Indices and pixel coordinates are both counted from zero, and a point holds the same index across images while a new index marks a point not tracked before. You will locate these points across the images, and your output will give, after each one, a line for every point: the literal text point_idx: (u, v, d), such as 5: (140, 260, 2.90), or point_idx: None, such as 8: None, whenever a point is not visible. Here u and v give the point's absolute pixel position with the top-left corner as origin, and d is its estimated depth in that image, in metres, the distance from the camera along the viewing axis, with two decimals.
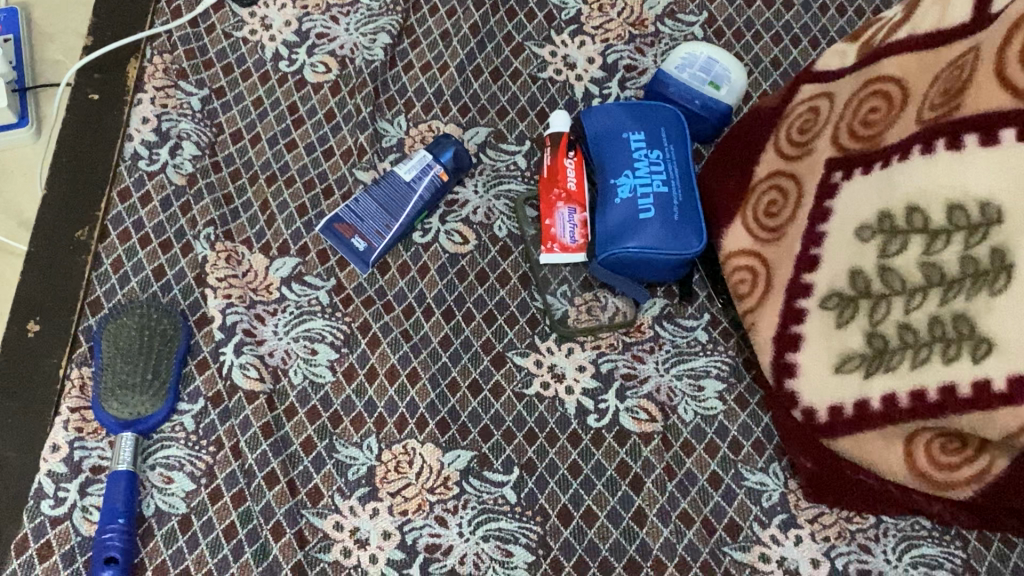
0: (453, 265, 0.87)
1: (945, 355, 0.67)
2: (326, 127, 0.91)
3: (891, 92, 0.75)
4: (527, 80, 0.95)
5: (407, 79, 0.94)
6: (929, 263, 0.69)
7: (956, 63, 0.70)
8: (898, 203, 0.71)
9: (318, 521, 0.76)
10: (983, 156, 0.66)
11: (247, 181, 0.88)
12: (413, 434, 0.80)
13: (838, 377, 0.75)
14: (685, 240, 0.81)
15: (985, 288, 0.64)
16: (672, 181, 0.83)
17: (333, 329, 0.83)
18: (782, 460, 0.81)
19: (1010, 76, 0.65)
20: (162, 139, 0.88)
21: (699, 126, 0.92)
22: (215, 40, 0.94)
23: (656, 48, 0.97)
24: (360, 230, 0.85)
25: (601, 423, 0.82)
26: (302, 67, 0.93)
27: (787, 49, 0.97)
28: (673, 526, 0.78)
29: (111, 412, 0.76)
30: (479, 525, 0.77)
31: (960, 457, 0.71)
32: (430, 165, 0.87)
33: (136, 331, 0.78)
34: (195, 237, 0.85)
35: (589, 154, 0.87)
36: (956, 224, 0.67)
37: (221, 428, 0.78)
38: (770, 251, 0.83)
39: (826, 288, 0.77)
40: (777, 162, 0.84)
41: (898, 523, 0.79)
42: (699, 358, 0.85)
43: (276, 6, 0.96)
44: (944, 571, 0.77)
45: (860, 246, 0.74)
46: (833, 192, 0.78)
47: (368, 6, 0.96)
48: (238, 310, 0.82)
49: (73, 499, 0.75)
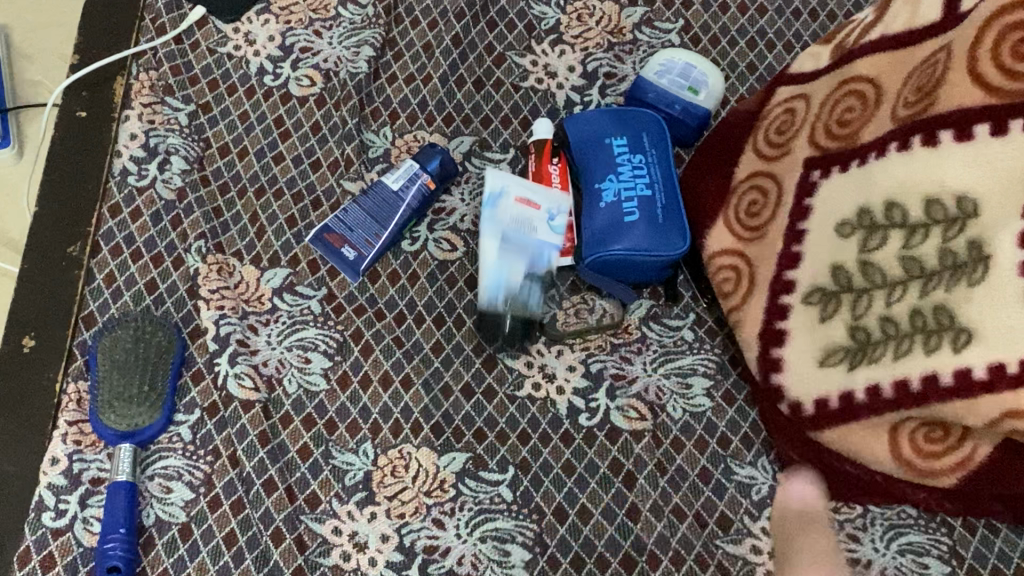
0: (443, 272, 0.89)
1: (927, 346, 0.69)
2: (313, 140, 0.92)
3: (865, 91, 0.78)
4: (509, 89, 0.97)
5: (391, 90, 0.95)
6: (908, 256, 0.71)
7: (928, 61, 0.73)
8: (877, 199, 0.73)
9: (317, 526, 0.77)
10: (959, 152, 0.68)
11: (236, 194, 0.89)
12: (408, 439, 0.81)
13: (823, 371, 0.77)
14: (671, 241, 0.83)
15: (964, 279, 0.67)
16: (656, 184, 0.85)
17: (326, 336, 0.84)
18: (770, 453, 0.83)
19: (982, 72, 0.67)
20: (150, 155, 0.89)
21: (680, 130, 0.94)
22: (201, 56, 0.95)
23: (634, 55, 0.99)
24: (350, 240, 0.87)
25: (592, 422, 0.83)
26: (288, 81, 0.95)
27: (762, 53, 0.99)
28: (666, 520, 0.80)
29: (110, 425, 0.77)
30: (477, 526, 0.78)
31: (943, 445, 0.73)
32: (417, 174, 0.89)
33: (131, 344, 0.80)
34: (187, 250, 0.86)
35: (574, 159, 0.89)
36: (934, 218, 0.69)
37: (218, 437, 0.79)
38: (752, 250, 0.85)
39: (809, 284, 0.78)
40: (756, 164, 0.86)
41: (886, 512, 0.80)
42: (686, 357, 0.86)
43: (260, 22, 0.97)
44: (931, 558, 0.78)
45: (841, 242, 0.76)
46: (812, 191, 0.80)
47: (351, 19, 0.98)
48: (232, 320, 0.84)
49: (74, 510, 0.76)
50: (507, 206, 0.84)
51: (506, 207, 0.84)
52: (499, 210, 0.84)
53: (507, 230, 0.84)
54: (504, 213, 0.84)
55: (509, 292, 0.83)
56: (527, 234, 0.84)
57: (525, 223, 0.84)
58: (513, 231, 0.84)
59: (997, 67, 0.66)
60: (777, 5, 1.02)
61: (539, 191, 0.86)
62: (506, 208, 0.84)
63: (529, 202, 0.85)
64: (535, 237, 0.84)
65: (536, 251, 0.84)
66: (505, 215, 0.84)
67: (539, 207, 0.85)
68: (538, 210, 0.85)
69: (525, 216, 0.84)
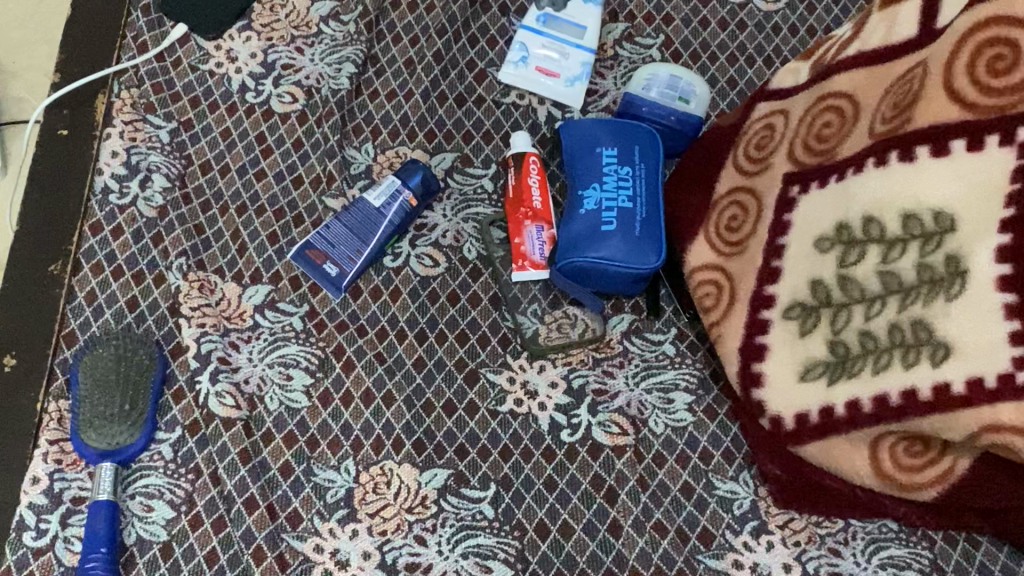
0: (425, 288, 0.89)
1: (905, 360, 0.70)
2: (294, 156, 0.92)
3: (843, 107, 0.78)
4: (491, 105, 0.98)
5: (373, 107, 0.96)
6: (886, 271, 0.72)
7: (905, 77, 0.73)
8: (855, 214, 0.74)
9: (298, 544, 0.77)
10: (936, 168, 0.68)
11: (217, 212, 0.89)
12: (389, 455, 0.81)
13: (803, 385, 0.77)
14: (645, 255, 0.83)
15: (941, 294, 0.67)
16: (638, 198, 0.86)
17: (307, 354, 0.84)
18: (751, 468, 0.83)
19: (957, 88, 0.68)
20: (132, 172, 0.89)
21: (674, 140, 0.95)
22: (182, 73, 0.95)
23: (616, 71, 1.00)
24: (332, 256, 0.87)
25: (574, 437, 0.83)
26: (269, 98, 0.95)
27: (743, 68, 1.00)
28: (648, 536, 0.80)
29: (91, 444, 0.77)
30: (458, 543, 0.78)
31: (923, 459, 0.74)
32: (398, 191, 0.89)
33: (112, 362, 0.80)
34: (168, 268, 0.86)
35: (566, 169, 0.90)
36: (912, 233, 0.70)
37: (198, 456, 0.79)
38: (733, 265, 0.85)
39: (788, 299, 0.79)
40: (736, 179, 0.87)
41: (867, 526, 0.80)
42: (668, 371, 0.87)
43: (242, 39, 0.97)
44: (912, 571, 0.78)
45: (820, 257, 0.76)
46: (791, 206, 0.80)
47: (332, 36, 0.98)
48: (213, 338, 0.83)
49: (55, 530, 0.76)
50: (579, 57, 0.98)
51: (573, 66, 0.98)
52: (556, 14, 0.99)
53: (570, 19, 0.99)
54: (556, 29, 0.99)
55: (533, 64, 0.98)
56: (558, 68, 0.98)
57: (555, 55, 0.98)
58: (574, 31, 0.99)
59: (973, 83, 0.67)
60: (758, 20, 1.02)
61: (527, 78, 0.98)
62: (575, 61, 0.98)
63: (555, 72, 0.98)
64: (524, 35, 0.99)
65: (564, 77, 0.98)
66: (574, 15, 0.99)
67: (559, 75, 0.98)
68: (561, 81, 0.98)
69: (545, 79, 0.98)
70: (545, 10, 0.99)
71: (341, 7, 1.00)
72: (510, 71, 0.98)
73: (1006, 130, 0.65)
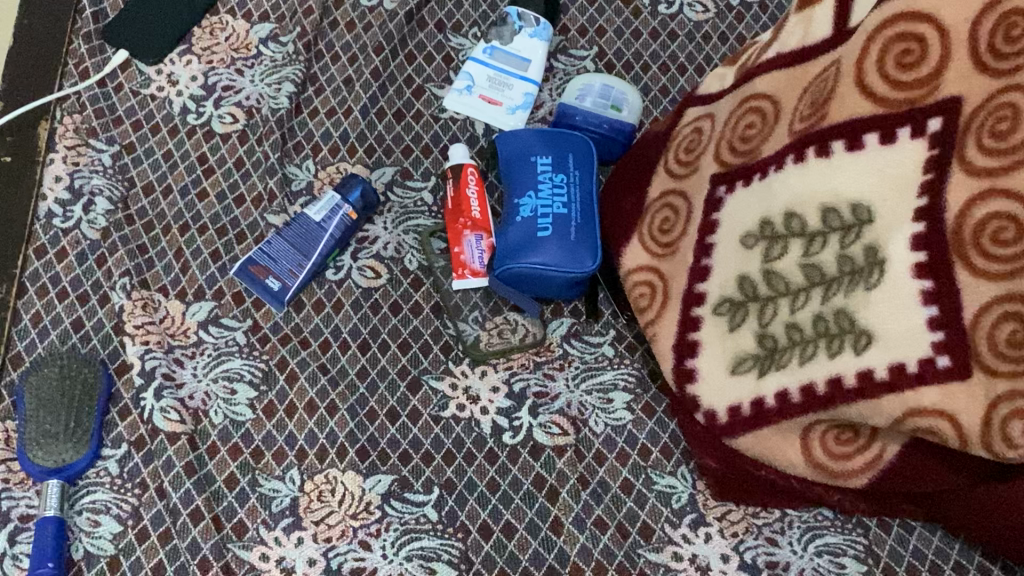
0: (367, 299, 0.90)
1: (830, 350, 0.72)
2: (236, 175, 0.94)
3: (766, 108, 0.80)
4: (429, 120, 1.00)
5: (313, 124, 0.98)
6: (809, 264, 0.73)
7: (821, 77, 0.75)
8: (777, 210, 0.75)
9: (245, 554, 0.79)
10: (852, 161, 0.70)
11: (161, 231, 0.91)
12: (334, 463, 0.83)
13: (734, 378, 0.79)
14: (581, 259, 0.85)
15: (861, 284, 0.69)
16: (573, 204, 0.88)
17: (251, 367, 0.86)
18: (689, 462, 0.85)
19: (869, 83, 0.70)
20: (75, 197, 0.91)
21: (608, 146, 0.97)
22: (124, 98, 0.96)
23: (551, 83, 1.03)
24: (274, 270, 0.88)
25: (516, 440, 0.85)
26: (210, 119, 0.96)
27: (674, 77, 1.03)
28: (589, 532, 0.82)
29: (38, 462, 0.78)
30: (403, 546, 0.80)
31: (853, 446, 0.75)
32: (339, 205, 0.90)
33: (56, 380, 0.81)
34: (112, 288, 0.87)
35: (503, 180, 0.92)
36: (832, 226, 0.71)
37: (145, 470, 0.80)
38: (666, 265, 0.87)
39: (718, 295, 0.80)
40: (667, 182, 0.88)
41: (803, 515, 0.83)
42: (607, 372, 0.89)
43: (182, 63, 0.99)
44: (848, 557, 0.80)
45: (745, 253, 0.78)
46: (719, 205, 0.82)
47: (272, 57, 1.00)
48: (157, 355, 0.85)
49: (3, 548, 0.77)
50: (522, 88, 1.00)
51: (516, 97, 1.00)
52: (503, 46, 1.00)
53: (515, 52, 1.00)
54: (502, 60, 1.00)
55: (477, 91, 1.00)
56: (502, 97, 1.00)
57: (499, 86, 1.00)
58: (520, 64, 1.00)
59: (884, 78, 0.69)
60: (689, 29, 1.05)
61: (470, 105, 1.00)
62: (519, 92, 1.00)
63: (498, 101, 1.00)
64: (471, 65, 1.00)
65: (507, 107, 1.00)
66: (521, 47, 1.00)
67: (501, 104, 1.00)
68: (503, 110, 1.00)
69: (489, 109, 1.00)
70: (493, 42, 1.00)
71: (280, 28, 1.02)
72: (455, 97, 1.00)
73: (916, 123, 0.67)
